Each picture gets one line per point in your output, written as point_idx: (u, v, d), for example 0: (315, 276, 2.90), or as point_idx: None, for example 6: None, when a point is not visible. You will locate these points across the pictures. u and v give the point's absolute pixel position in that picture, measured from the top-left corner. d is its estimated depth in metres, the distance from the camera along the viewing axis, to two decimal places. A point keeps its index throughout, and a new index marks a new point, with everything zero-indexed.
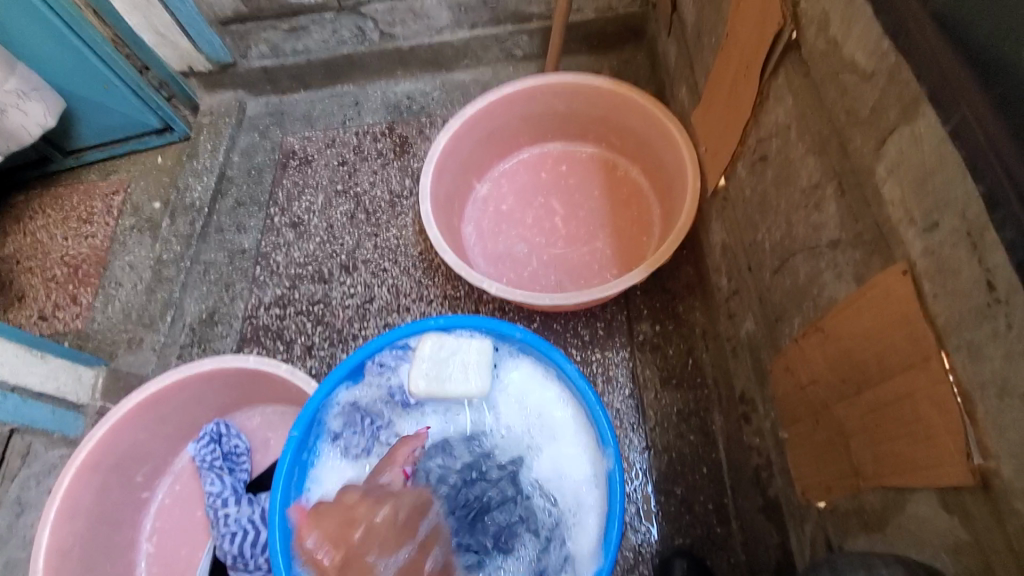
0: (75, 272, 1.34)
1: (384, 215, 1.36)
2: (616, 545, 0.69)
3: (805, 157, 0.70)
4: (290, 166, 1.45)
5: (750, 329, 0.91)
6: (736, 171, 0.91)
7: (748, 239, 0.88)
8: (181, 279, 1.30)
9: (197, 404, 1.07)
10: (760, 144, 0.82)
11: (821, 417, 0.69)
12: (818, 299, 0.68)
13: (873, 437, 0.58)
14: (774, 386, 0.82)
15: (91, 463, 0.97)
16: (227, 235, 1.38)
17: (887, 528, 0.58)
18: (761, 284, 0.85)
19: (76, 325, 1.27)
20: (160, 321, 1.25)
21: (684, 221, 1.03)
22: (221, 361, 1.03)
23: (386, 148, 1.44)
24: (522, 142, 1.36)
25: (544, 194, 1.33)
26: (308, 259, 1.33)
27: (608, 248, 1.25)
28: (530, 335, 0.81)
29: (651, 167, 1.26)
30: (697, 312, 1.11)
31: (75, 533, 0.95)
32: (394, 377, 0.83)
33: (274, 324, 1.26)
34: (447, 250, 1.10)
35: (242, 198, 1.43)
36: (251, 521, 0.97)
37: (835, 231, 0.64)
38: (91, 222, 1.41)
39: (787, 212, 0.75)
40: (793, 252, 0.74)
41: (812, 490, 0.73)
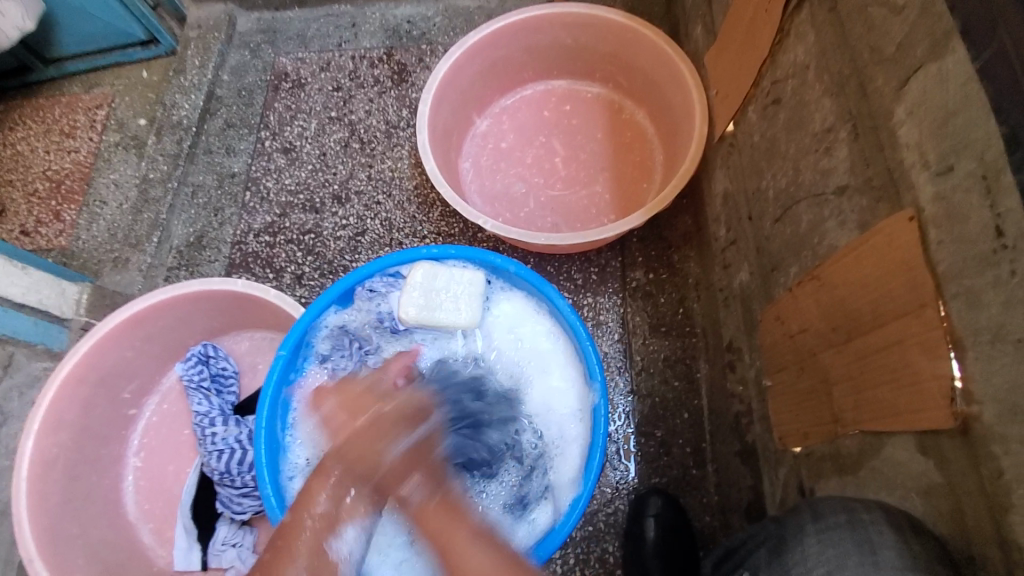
0: (57, 187, 1.30)
1: (379, 145, 1.31)
2: (596, 471, 0.71)
3: (821, 99, 0.67)
4: (282, 88, 1.39)
5: (745, 279, 0.90)
6: (746, 115, 0.88)
7: (751, 186, 0.86)
8: (168, 200, 1.27)
9: (184, 326, 1.07)
10: (774, 85, 0.79)
11: (807, 365, 0.69)
12: (818, 248, 0.67)
13: (856, 384, 0.59)
14: (762, 335, 0.82)
15: (75, 376, 0.96)
16: (216, 157, 1.33)
17: (861, 471, 0.59)
18: (760, 233, 0.84)
19: (61, 242, 1.24)
20: (146, 242, 1.23)
21: (688, 166, 1.00)
22: (208, 284, 1.01)
23: (384, 75, 1.38)
24: (526, 77, 1.30)
25: (546, 133, 1.28)
26: (300, 187, 1.29)
27: (608, 193, 1.22)
28: (524, 269, 0.81)
29: (658, 110, 1.22)
30: (692, 262, 1.10)
31: (59, 445, 0.95)
32: (384, 303, 0.82)
33: (264, 251, 1.24)
34: (444, 183, 1.07)
35: (232, 119, 1.37)
36: (238, 441, 0.99)
37: (843, 176, 0.62)
38: (73, 137, 1.35)
39: (795, 158, 0.72)
40: (796, 199, 0.72)
41: (789, 435, 0.75)
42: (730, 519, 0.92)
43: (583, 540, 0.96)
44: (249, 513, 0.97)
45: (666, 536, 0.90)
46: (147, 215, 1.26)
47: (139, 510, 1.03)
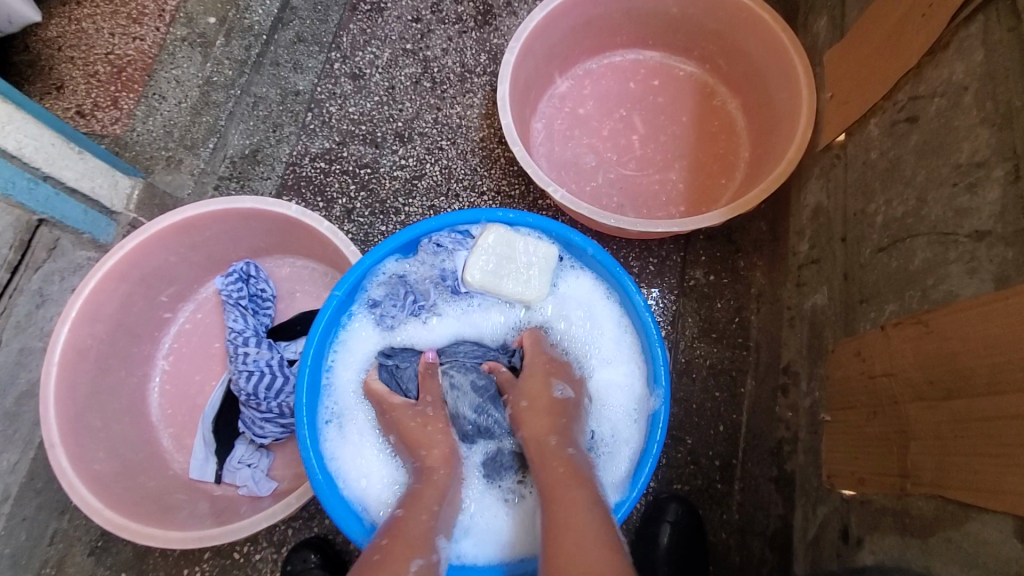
0: (118, 74, 1.23)
1: (451, 88, 1.24)
2: (646, 479, 0.69)
3: (975, 127, 0.60)
4: (359, 10, 1.32)
5: (820, 303, 0.85)
6: (864, 128, 0.80)
7: (853, 207, 0.79)
8: (229, 107, 1.24)
9: (230, 241, 1.04)
10: (912, 101, 0.70)
11: (883, 411, 0.65)
12: (930, 291, 0.61)
13: (944, 446, 0.55)
14: (831, 366, 0.78)
15: (118, 271, 0.95)
16: (282, 72, 1.28)
17: (929, 537, 0.56)
18: (853, 259, 0.77)
19: (115, 131, 1.19)
20: (202, 146, 1.21)
21: (781, 171, 0.93)
22: (262, 203, 0.98)
23: (467, 13, 1.29)
24: (618, 42, 1.21)
25: (628, 106, 1.20)
26: (363, 117, 1.24)
27: (681, 181, 1.15)
28: (603, 254, 0.78)
29: (754, 104, 1.13)
30: (758, 272, 1.03)
31: (94, 336, 0.95)
32: (448, 261, 0.80)
33: (317, 177, 1.20)
34: (517, 142, 1.01)
35: (304, 33, 1.30)
36: (268, 365, 0.97)
37: (987, 221, 0.56)
38: (140, 23, 1.26)
39: (922, 187, 0.65)
40: (913, 232, 0.65)
41: (840, 477, 0.72)
42: (747, 540, 0.90)
43: None
44: (269, 438, 0.97)
45: (679, 543, 0.89)
46: (205, 119, 1.22)
47: (161, 413, 1.03)
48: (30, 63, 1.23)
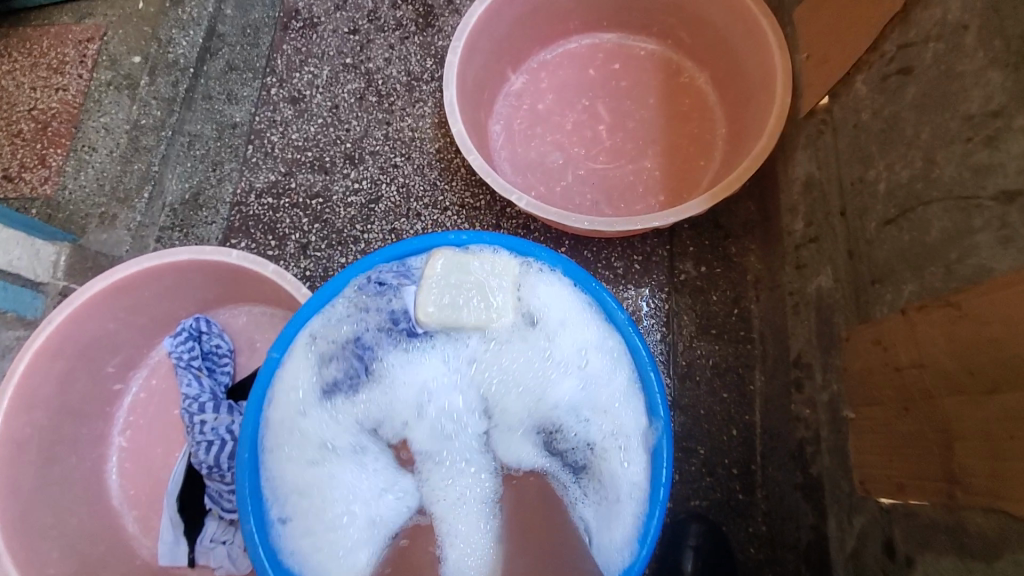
0: (42, 129, 1.17)
1: (399, 100, 1.15)
2: (655, 535, 0.62)
3: (984, 71, 0.51)
4: (291, 28, 1.22)
5: (826, 287, 0.76)
6: (851, 86, 0.71)
7: (849, 176, 0.71)
8: (161, 151, 1.14)
9: (175, 297, 0.95)
10: (902, 51, 0.62)
11: (914, 407, 0.57)
12: (955, 266, 0.52)
13: (1000, 450, 0.47)
14: (848, 358, 0.69)
15: (51, 348, 0.86)
16: (216, 105, 1.18)
17: (998, 561, 0.48)
18: (857, 235, 0.69)
19: (45, 192, 1.12)
20: (136, 198, 1.10)
21: (763, 145, 0.84)
22: (199, 253, 0.89)
23: (407, 17, 1.20)
24: (571, 27, 1.12)
25: (590, 95, 1.11)
26: (308, 143, 1.14)
27: (657, 169, 1.06)
28: (571, 267, 0.72)
29: (724, 74, 1.04)
30: (752, 256, 0.95)
31: (34, 425, 0.86)
32: (396, 300, 0.71)
33: (266, 215, 1.10)
34: (472, 149, 0.92)
35: (235, 61, 1.21)
36: (229, 431, 0.89)
37: (1014, 179, 0.47)
38: (62, 73, 1.21)
39: (928, 146, 0.57)
40: (924, 200, 0.57)
41: (876, 484, 0.63)
42: (779, 555, 0.81)
43: None
44: (239, 512, 0.88)
45: (704, 568, 0.82)
46: (137, 166, 1.12)
47: (123, 495, 0.94)
48: None
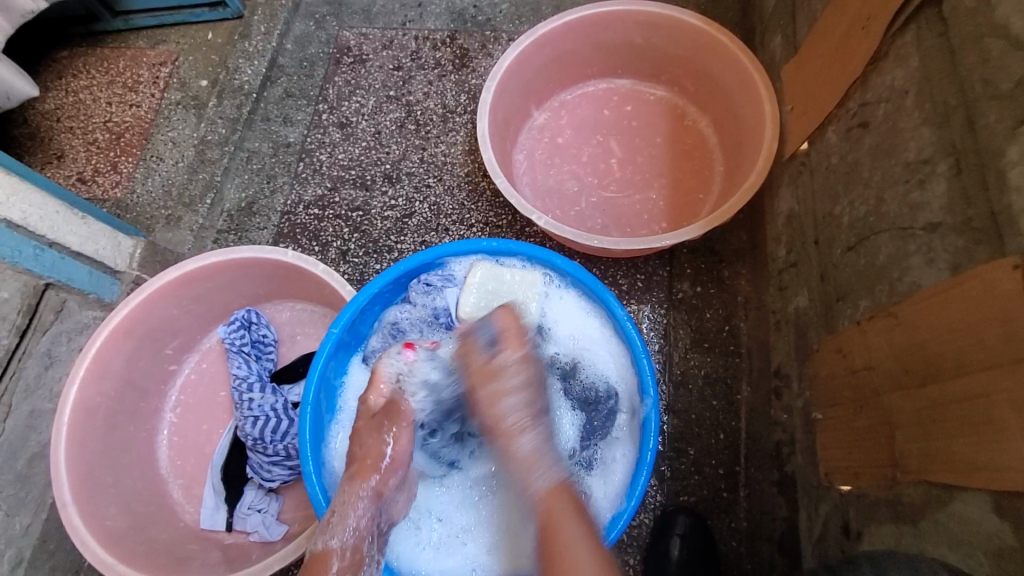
0: (118, 140, 1.33)
1: (434, 128, 1.30)
2: (643, 489, 0.71)
3: (918, 128, 0.63)
4: (343, 63, 1.39)
5: (802, 305, 0.87)
6: (824, 136, 0.84)
7: (822, 210, 0.83)
8: (224, 163, 1.28)
9: (231, 290, 1.08)
10: (862, 108, 0.75)
11: (868, 404, 0.66)
12: (896, 284, 0.64)
13: (926, 432, 0.56)
14: (817, 366, 0.79)
15: (125, 327, 0.98)
16: (272, 126, 1.34)
17: (921, 524, 0.58)
18: (827, 260, 0.80)
19: (117, 194, 1.27)
20: (200, 202, 1.24)
21: (751, 182, 0.97)
22: (258, 251, 1.02)
23: (445, 58, 1.36)
24: (590, 73, 1.27)
25: (604, 132, 1.25)
26: (353, 162, 1.29)
27: (661, 200, 1.19)
28: (572, 265, 0.82)
29: (724, 120, 1.18)
30: (742, 280, 1.06)
31: (103, 393, 0.98)
32: (439, 299, 0.83)
33: (312, 223, 1.24)
34: (499, 174, 1.05)
35: (292, 89, 1.37)
36: (273, 409, 1.00)
37: (937, 213, 0.59)
38: (136, 91, 1.38)
39: (879, 186, 0.69)
40: (876, 230, 0.69)
41: (837, 473, 0.72)
42: (758, 546, 0.90)
43: None
44: (278, 481, 0.98)
45: (693, 556, 0.89)
46: (202, 176, 1.26)
47: (170, 465, 1.05)
48: (31, 136, 1.33)
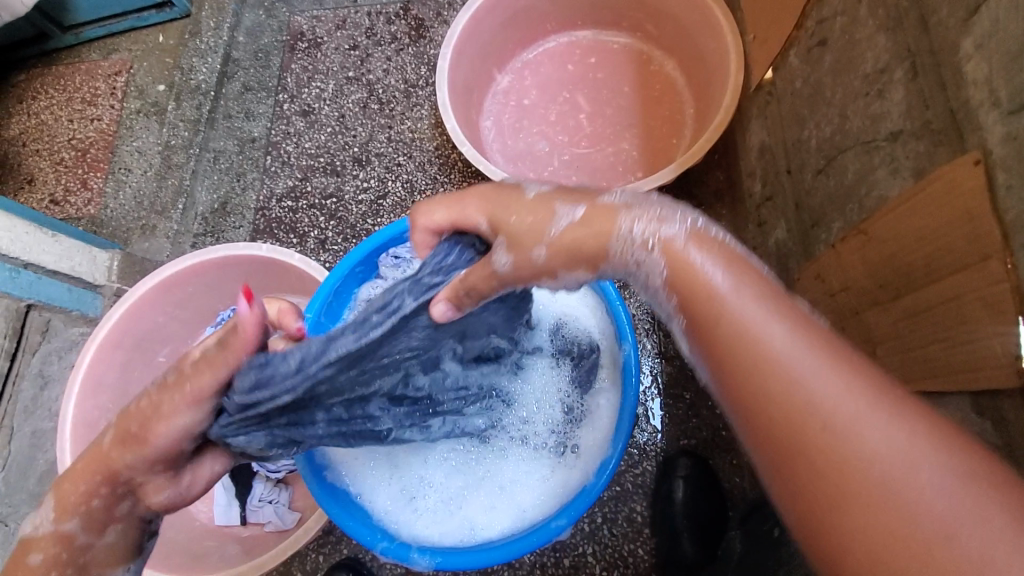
0: (83, 156, 1.31)
1: (399, 105, 1.28)
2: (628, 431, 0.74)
3: (874, 36, 0.61)
4: (298, 49, 1.35)
5: (781, 237, 0.86)
6: (787, 60, 0.82)
7: (791, 137, 0.81)
8: (191, 166, 1.28)
9: (212, 291, 1.07)
10: (820, 26, 0.72)
11: (848, 325, 0.66)
12: (865, 200, 0.63)
13: (905, 343, 0.56)
14: (799, 295, 0.79)
15: (112, 340, 0.98)
16: (236, 122, 1.31)
17: None
18: (800, 187, 0.79)
19: (90, 211, 1.26)
20: (172, 209, 1.24)
21: (721, 119, 0.94)
22: (233, 249, 1.01)
23: (401, 31, 1.33)
24: (549, 29, 1.24)
25: (571, 88, 1.22)
26: (320, 150, 1.27)
27: (635, 149, 1.17)
28: None
29: (689, 60, 1.15)
30: (723, 221, 1.05)
31: (101, 407, 0.98)
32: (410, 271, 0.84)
33: (287, 216, 1.23)
34: (465, 142, 1.03)
35: (250, 82, 1.34)
36: None
37: (898, 121, 0.58)
38: (96, 105, 1.35)
39: (842, 104, 0.67)
40: (842, 148, 0.67)
41: None
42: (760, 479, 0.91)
43: (611, 499, 0.95)
44: (283, 471, 1.02)
45: (697, 499, 0.90)
46: (170, 181, 1.27)
47: None
48: None
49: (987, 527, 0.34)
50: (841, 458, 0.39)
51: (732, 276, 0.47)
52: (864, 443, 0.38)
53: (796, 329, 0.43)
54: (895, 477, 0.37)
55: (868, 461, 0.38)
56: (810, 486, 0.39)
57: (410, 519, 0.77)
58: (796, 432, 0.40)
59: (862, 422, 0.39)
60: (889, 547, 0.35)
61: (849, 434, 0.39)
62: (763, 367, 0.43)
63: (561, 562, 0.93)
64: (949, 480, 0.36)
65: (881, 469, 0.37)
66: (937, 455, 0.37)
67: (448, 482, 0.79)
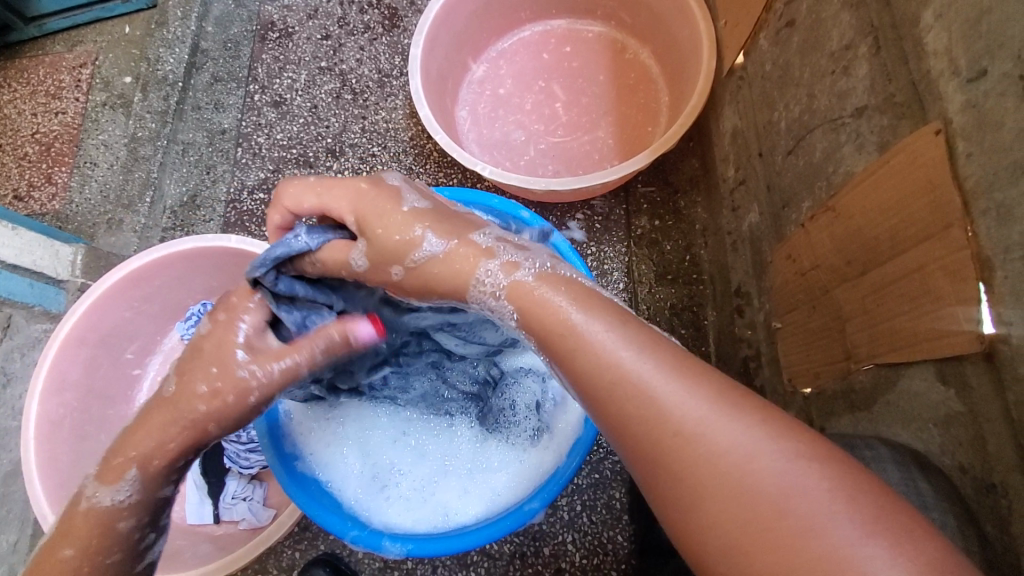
0: (47, 150, 1.27)
1: (372, 95, 1.26)
2: None
3: (839, 14, 0.62)
4: (269, 39, 1.33)
5: (754, 221, 0.86)
6: (758, 43, 0.82)
7: (762, 120, 0.81)
8: (159, 158, 1.24)
9: (182, 286, 1.05)
10: (788, 7, 0.73)
11: (819, 303, 0.66)
12: (833, 177, 0.63)
13: (872, 317, 0.56)
14: (772, 277, 0.79)
15: (76, 337, 0.95)
16: (205, 114, 1.28)
17: (874, 407, 0.58)
18: (771, 169, 0.79)
19: (54, 207, 1.22)
20: (139, 203, 1.21)
21: (694, 104, 0.94)
22: (202, 240, 0.99)
23: (374, 21, 1.31)
24: (523, 18, 1.23)
25: (546, 77, 1.22)
26: (292, 141, 1.25)
27: (611, 138, 1.16)
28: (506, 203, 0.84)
29: (663, 48, 1.15)
30: (699, 207, 1.05)
31: (66, 406, 0.95)
32: None
33: (259, 209, 1.20)
34: (439, 130, 1.02)
35: (220, 73, 1.31)
36: None
37: (863, 96, 0.58)
38: (59, 97, 1.31)
39: (809, 83, 0.68)
40: (810, 128, 0.67)
41: (798, 377, 0.72)
42: None
43: (590, 487, 0.95)
44: (258, 467, 0.98)
45: None
46: (138, 174, 1.23)
47: None
48: None
49: (821, 504, 0.38)
50: (701, 465, 0.42)
51: (585, 310, 0.50)
52: (706, 455, 0.42)
53: (650, 353, 0.46)
54: (776, 491, 0.39)
55: (706, 444, 0.42)
56: (677, 501, 0.43)
57: (382, 505, 0.76)
58: (660, 449, 0.43)
59: (708, 429, 0.42)
60: (755, 545, 0.39)
61: (702, 443, 0.42)
62: (626, 394, 0.45)
63: (541, 551, 0.92)
64: (784, 472, 0.40)
65: (738, 469, 0.41)
66: (786, 450, 0.41)
67: (419, 467, 0.79)
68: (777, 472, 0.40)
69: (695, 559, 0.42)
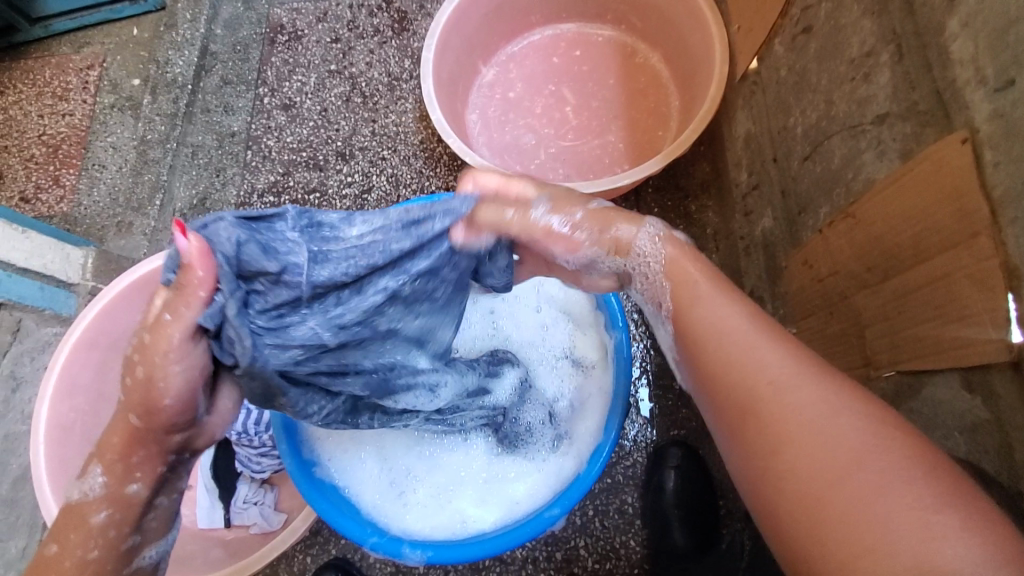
0: (55, 152, 1.27)
1: (382, 99, 1.26)
2: (619, 420, 0.73)
3: (860, 21, 0.62)
4: (278, 42, 1.33)
5: (768, 226, 0.86)
6: (773, 49, 0.82)
7: (777, 125, 0.81)
8: (168, 161, 1.24)
9: None
10: (805, 13, 0.73)
11: (837, 309, 0.66)
12: (853, 184, 0.63)
13: (893, 324, 0.56)
14: (788, 282, 0.79)
15: (87, 340, 0.95)
16: (214, 117, 1.28)
17: (896, 414, 0.58)
18: (786, 174, 0.79)
19: (62, 209, 1.22)
20: (149, 205, 1.21)
21: (707, 109, 0.94)
22: None
23: (383, 24, 1.31)
24: (533, 22, 1.23)
25: (556, 80, 1.22)
26: (302, 144, 1.25)
27: (621, 142, 1.16)
28: None
29: (673, 53, 1.15)
30: (710, 211, 1.05)
31: (76, 410, 0.95)
32: None
33: (269, 212, 1.20)
34: (451, 134, 1.02)
35: (228, 76, 1.31)
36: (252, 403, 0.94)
37: (885, 103, 0.58)
38: (66, 99, 1.31)
39: (828, 89, 0.68)
40: (829, 133, 0.67)
41: None
42: None
43: (602, 491, 0.95)
44: (269, 471, 0.99)
45: (687, 487, 0.89)
46: (148, 177, 1.23)
47: None
48: None
49: (910, 493, 0.38)
50: (795, 427, 0.43)
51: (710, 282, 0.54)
52: (789, 411, 0.44)
53: (752, 322, 0.50)
54: (863, 482, 0.39)
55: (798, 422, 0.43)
56: (758, 450, 0.45)
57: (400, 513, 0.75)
58: (752, 405, 0.46)
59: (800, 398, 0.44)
60: (850, 516, 0.39)
61: (792, 407, 0.44)
62: (724, 350, 0.49)
63: (553, 556, 0.92)
64: (867, 447, 0.40)
65: (825, 433, 0.42)
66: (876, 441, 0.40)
67: (436, 475, 0.79)
68: (862, 453, 0.40)
69: (772, 518, 0.43)
